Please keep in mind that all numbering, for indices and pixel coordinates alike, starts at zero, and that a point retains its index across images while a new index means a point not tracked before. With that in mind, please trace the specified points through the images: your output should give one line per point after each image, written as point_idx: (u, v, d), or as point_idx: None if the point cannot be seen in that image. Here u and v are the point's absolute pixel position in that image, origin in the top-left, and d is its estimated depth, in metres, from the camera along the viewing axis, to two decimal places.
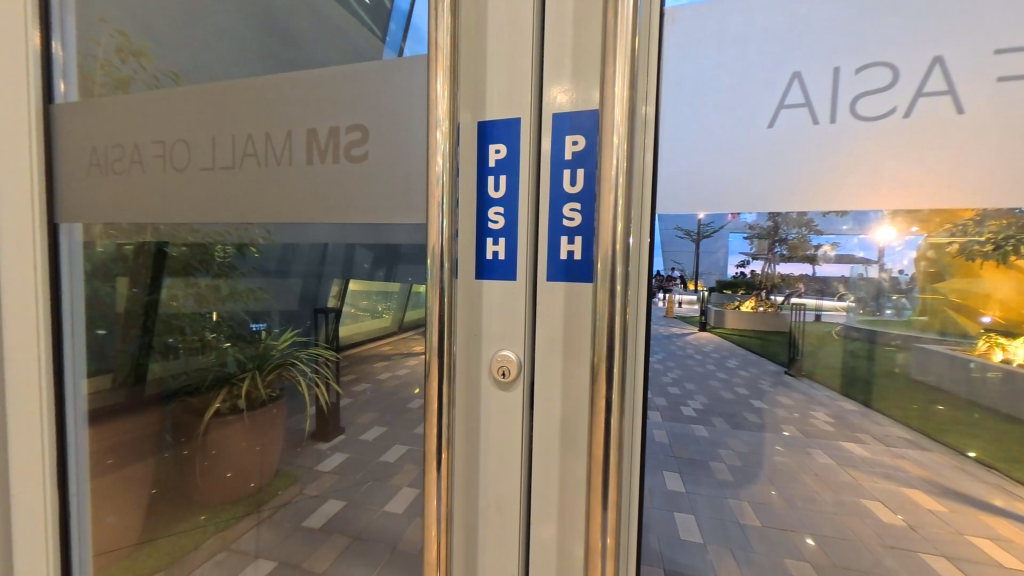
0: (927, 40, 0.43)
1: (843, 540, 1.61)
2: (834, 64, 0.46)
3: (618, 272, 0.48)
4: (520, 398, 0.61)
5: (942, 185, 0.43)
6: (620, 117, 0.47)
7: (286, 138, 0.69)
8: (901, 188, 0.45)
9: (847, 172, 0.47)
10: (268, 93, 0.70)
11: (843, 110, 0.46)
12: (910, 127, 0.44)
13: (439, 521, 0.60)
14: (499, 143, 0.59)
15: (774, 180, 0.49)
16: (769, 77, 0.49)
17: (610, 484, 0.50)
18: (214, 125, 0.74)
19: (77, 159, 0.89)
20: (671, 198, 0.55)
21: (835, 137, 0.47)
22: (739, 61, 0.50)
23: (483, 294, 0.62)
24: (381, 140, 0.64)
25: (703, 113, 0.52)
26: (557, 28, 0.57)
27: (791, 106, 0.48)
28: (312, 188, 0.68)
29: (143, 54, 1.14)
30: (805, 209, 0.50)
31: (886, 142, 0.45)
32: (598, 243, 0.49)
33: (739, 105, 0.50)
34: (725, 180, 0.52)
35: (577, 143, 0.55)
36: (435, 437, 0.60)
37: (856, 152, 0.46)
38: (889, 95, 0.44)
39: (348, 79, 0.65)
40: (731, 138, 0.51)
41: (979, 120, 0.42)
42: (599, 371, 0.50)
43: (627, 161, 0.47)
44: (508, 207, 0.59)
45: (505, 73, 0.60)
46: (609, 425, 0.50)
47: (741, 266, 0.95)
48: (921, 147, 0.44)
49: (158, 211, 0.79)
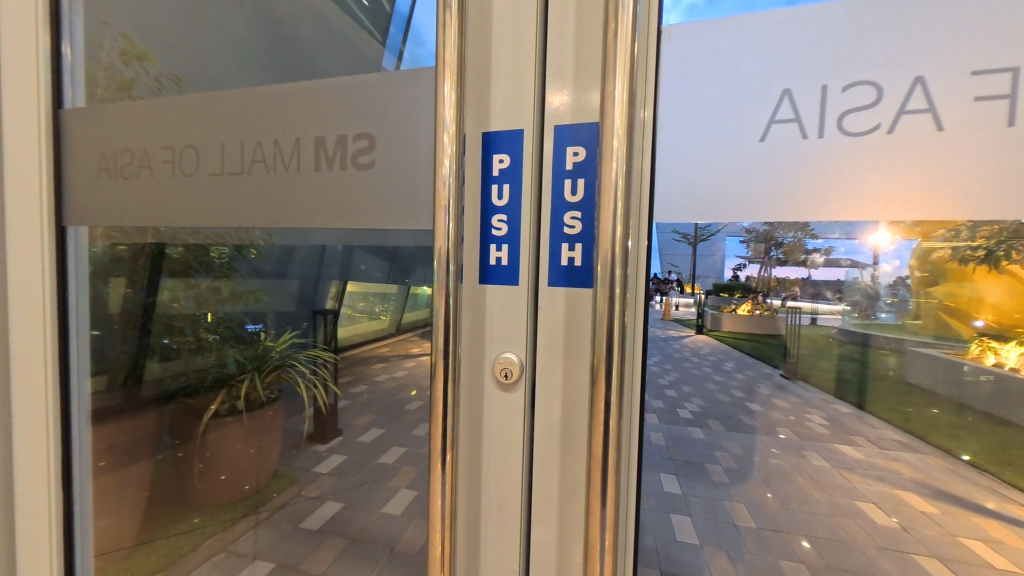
0: (909, 59, 0.45)
1: (836, 541, 1.63)
2: (822, 81, 0.48)
3: (617, 276, 0.50)
4: (521, 399, 0.63)
5: (924, 196, 0.46)
6: (621, 126, 0.49)
7: (295, 145, 0.70)
8: (885, 200, 0.47)
9: (835, 184, 0.49)
10: (277, 101, 0.71)
11: (831, 125, 0.48)
12: (896, 142, 0.46)
13: (442, 519, 0.62)
14: (502, 153, 0.61)
15: (768, 191, 0.51)
16: (760, 93, 0.51)
17: (609, 483, 0.52)
18: (222, 131, 0.75)
19: (84, 164, 0.90)
20: (669, 207, 0.57)
21: (824, 151, 0.49)
22: (733, 77, 0.52)
23: (486, 298, 0.64)
24: (388, 147, 0.66)
25: (697, 126, 0.54)
26: (558, 42, 0.60)
27: (781, 121, 0.50)
28: (320, 193, 0.70)
29: (146, 57, 1.15)
30: (797, 218, 0.52)
31: (871, 155, 0.47)
32: (598, 249, 0.51)
33: (732, 119, 0.52)
34: (719, 189, 0.54)
35: (578, 154, 0.57)
36: (439, 436, 0.61)
37: (842, 164, 0.48)
38: (874, 110, 0.47)
39: (356, 88, 0.67)
40: (725, 151, 0.53)
41: (963, 135, 0.44)
42: (599, 372, 0.52)
43: (627, 171, 0.49)
44: (511, 214, 0.61)
45: (507, 84, 0.62)
46: (608, 425, 0.52)
47: (738, 268, 0.92)
48: (906, 160, 0.46)
49: (165, 215, 0.81)
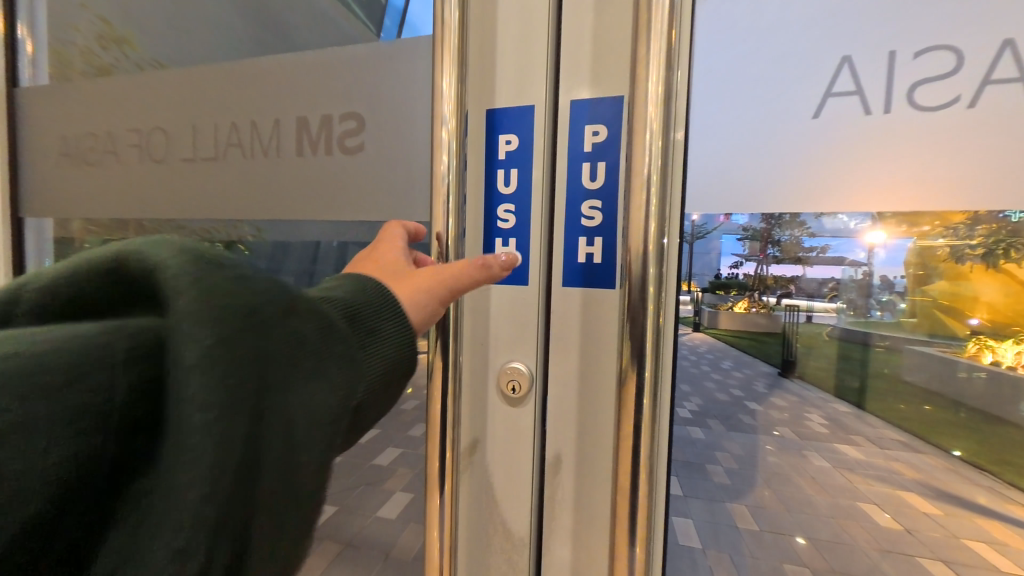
0: (957, 31, 0.53)
1: (842, 545, 1.42)
2: (889, 49, 0.55)
3: (650, 274, 0.44)
4: (532, 412, 0.58)
5: (940, 172, 0.54)
6: (655, 114, 0.43)
7: (275, 126, 0.63)
8: (914, 175, 0.56)
9: (873, 155, 0.57)
10: (257, 79, 0.64)
11: (898, 98, 0.55)
12: (924, 127, 0.54)
13: (442, 550, 0.56)
14: (510, 134, 0.55)
15: (815, 161, 0.60)
16: (819, 64, 0.59)
17: (639, 516, 0.46)
18: (195, 115, 0.68)
19: (44, 150, 0.82)
20: (738, 175, 0.64)
21: (887, 123, 0.56)
22: (793, 52, 0.60)
23: (491, 299, 0.58)
24: (378, 129, 0.59)
25: (764, 95, 0.61)
26: (574, 15, 0.53)
27: (840, 93, 0.58)
28: (304, 181, 0.63)
29: (125, 41, 1.07)
30: (838, 184, 0.59)
31: (924, 125, 0.55)
32: (626, 245, 0.45)
33: (791, 92, 0.60)
34: (756, 160, 0.62)
35: (598, 134, 0.51)
36: (438, 457, 0.55)
37: (886, 135, 0.56)
38: (951, 82, 0.53)
39: (344, 63, 0.60)
40: (786, 122, 0.60)
41: (984, 114, 0.53)
42: (627, 389, 0.46)
43: (661, 158, 0.43)
44: (520, 205, 0.55)
45: (517, 61, 0.55)
46: (638, 450, 0.46)
47: (735, 268, 0.74)
48: (943, 133, 0.54)
49: (134, 205, 0.74)
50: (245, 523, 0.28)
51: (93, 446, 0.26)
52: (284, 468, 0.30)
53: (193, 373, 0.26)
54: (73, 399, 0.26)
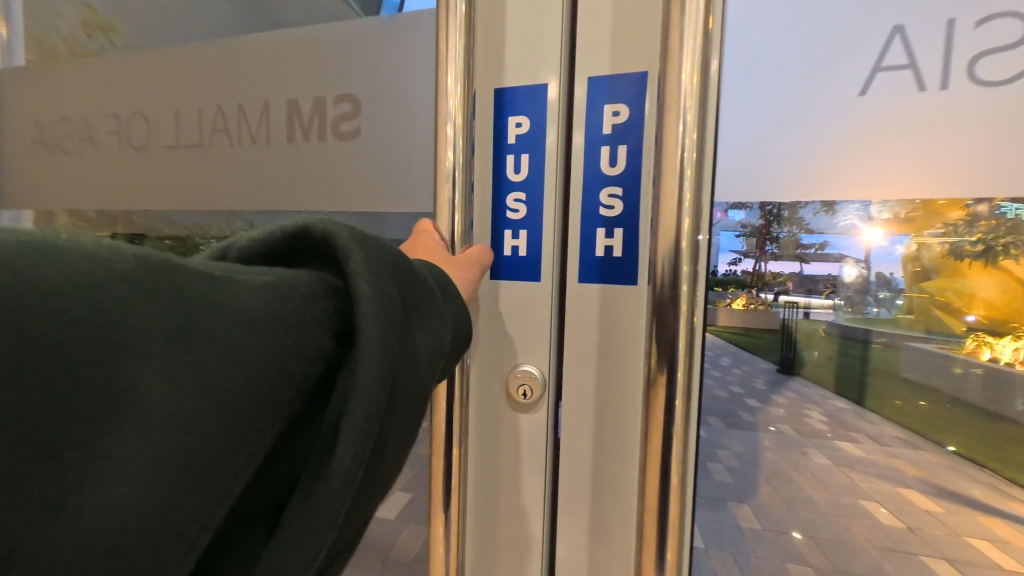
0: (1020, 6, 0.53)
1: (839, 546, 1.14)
2: (949, 19, 0.55)
3: (684, 271, 0.43)
4: (543, 416, 0.60)
5: (990, 149, 0.55)
6: (692, 113, 0.42)
7: (264, 110, 0.60)
8: (963, 151, 0.56)
9: (924, 130, 0.57)
10: (251, 59, 0.61)
11: (957, 75, 0.55)
12: (912, 119, 0.57)
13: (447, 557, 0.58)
14: (520, 116, 0.57)
15: (858, 135, 0.60)
16: (872, 36, 0.58)
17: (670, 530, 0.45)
18: (186, 102, 0.66)
19: (16, 136, 0.79)
20: (780, 147, 0.64)
21: (941, 98, 0.56)
22: (847, 23, 0.60)
23: (500, 296, 0.59)
24: (374, 114, 0.56)
25: (814, 66, 0.61)
26: (592, 10, 0.54)
27: (893, 68, 0.58)
28: (291, 168, 0.60)
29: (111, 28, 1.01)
30: (883, 158, 0.59)
31: (978, 103, 0.55)
32: (656, 237, 0.44)
33: (844, 64, 0.60)
34: (781, 138, 0.64)
35: (619, 114, 0.52)
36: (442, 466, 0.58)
37: (939, 110, 0.56)
38: (1008, 57, 0.53)
39: (341, 40, 0.57)
40: (829, 97, 0.61)
41: None
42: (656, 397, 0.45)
43: (698, 142, 0.42)
44: (530, 192, 0.57)
45: (531, 52, 0.56)
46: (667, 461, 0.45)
47: (735, 265, 0.72)
48: (999, 109, 0.54)
49: (129, 196, 0.71)
50: (386, 440, 0.34)
51: (291, 375, 0.29)
52: (417, 398, 0.36)
53: (382, 312, 0.32)
54: (272, 335, 0.29)
